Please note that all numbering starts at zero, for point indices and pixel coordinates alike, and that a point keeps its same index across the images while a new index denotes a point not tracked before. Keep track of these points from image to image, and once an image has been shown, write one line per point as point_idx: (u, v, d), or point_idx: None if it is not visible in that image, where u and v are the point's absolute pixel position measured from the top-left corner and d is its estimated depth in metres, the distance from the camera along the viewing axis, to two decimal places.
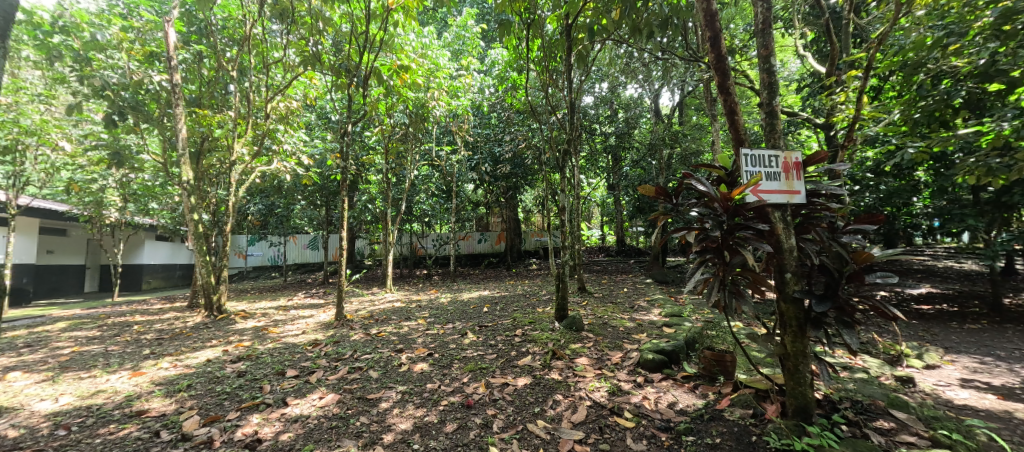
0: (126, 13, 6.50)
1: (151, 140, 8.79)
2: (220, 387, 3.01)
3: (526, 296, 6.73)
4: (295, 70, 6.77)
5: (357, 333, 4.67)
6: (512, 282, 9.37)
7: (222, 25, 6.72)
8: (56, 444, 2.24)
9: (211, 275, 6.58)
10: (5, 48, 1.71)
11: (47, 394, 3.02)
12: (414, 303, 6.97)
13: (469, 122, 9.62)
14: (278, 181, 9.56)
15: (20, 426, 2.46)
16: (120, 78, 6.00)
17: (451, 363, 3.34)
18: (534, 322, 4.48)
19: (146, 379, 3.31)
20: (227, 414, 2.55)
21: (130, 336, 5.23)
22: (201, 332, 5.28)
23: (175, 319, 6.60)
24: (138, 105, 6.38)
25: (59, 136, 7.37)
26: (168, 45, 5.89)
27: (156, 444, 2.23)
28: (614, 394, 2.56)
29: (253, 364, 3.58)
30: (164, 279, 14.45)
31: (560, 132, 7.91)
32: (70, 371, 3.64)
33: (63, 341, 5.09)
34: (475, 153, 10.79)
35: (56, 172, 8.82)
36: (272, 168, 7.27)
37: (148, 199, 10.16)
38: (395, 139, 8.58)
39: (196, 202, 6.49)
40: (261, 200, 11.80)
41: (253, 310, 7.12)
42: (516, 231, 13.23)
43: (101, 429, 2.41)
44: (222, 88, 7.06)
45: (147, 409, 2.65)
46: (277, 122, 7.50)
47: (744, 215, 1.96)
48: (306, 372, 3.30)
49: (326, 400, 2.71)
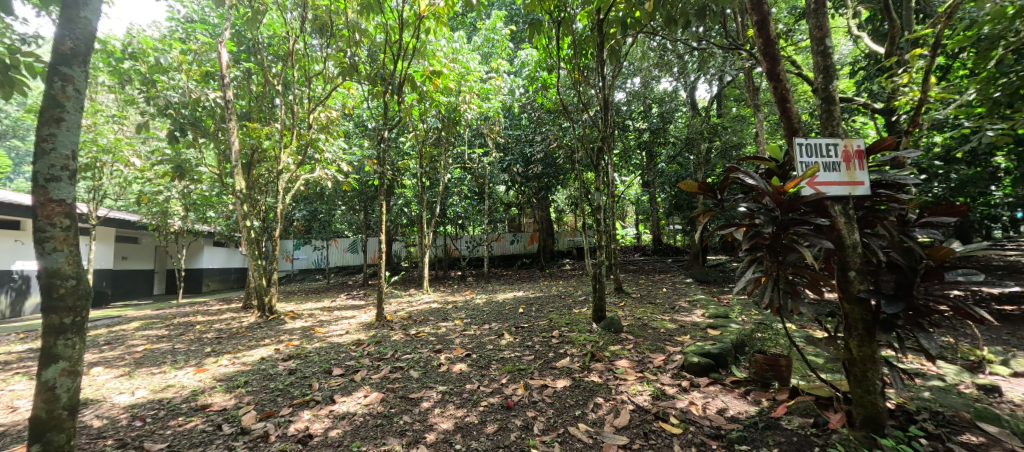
0: (185, 37, 7.14)
1: (207, 154, 9.52)
2: (274, 384, 3.19)
3: (562, 297, 6.66)
4: (334, 81, 7.07)
5: (398, 334, 4.79)
6: (546, 283, 9.32)
7: (268, 43, 7.20)
8: (133, 433, 2.45)
9: (263, 278, 7.00)
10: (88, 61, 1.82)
11: (125, 387, 3.31)
12: (451, 304, 7.10)
13: (500, 123, 9.74)
14: (321, 188, 10.10)
15: (104, 417, 2.71)
16: (181, 97, 6.56)
17: (489, 364, 3.36)
18: (571, 323, 4.42)
19: (209, 375, 3.56)
20: (281, 409, 2.69)
21: (193, 335, 5.63)
22: (255, 332, 5.60)
23: (232, 319, 7.08)
24: (196, 122, 6.91)
25: (131, 153, 8.14)
26: (221, 64, 6.38)
27: (219, 436, 2.39)
28: (658, 398, 2.47)
29: (302, 363, 3.77)
30: (221, 282, 15.61)
31: (593, 130, 7.80)
32: (143, 366, 3.97)
33: (138, 339, 5.58)
34: (507, 155, 10.86)
35: (129, 186, 9.76)
36: (315, 176, 7.76)
37: (206, 208, 10.96)
38: (429, 143, 8.81)
39: (248, 210, 6.99)
40: (305, 207, 12.36)
41: (301, 311, 7.52)
42: (549, 231, 13.17)
43: (171, 421, 2.60)
44: (269, 102, 7.53)
45: (210, 403, 2.85)
46: (318, 132, 7.83)
47: (799, 210, 1.84)
48: (351, 371, 3.43)
49: (370, 399, 2.79)
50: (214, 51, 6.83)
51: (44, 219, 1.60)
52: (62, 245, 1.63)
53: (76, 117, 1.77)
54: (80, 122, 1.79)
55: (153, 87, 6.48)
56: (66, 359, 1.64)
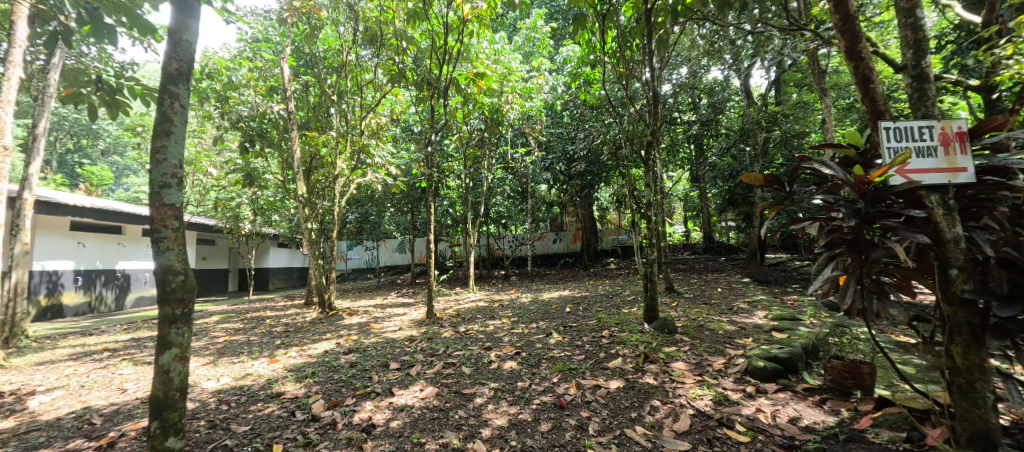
0: (252, 56, 7.79)
1: (272, 162, 10.34)
2: (337, 375, 3.39)
3: (609, 297, 6.51)
4: (383, 89, 7.40)
5: (447, 331, 4.91)
6: (592, 282, 9.17)
7: (324, 56, 7.68)
8: (221, 416, 2.71)
9: (322, 277, 7.47)
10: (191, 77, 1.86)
11: (211, 374, 3.68)
12: (497, 302, 7.18)
13: (542, 122, 9.73)
14: (372, 191, 10.64)
15: (196, 400, 3.04)
16: (250, 110, 7.19)
17: (539, 363, 3.36)
18: (621, 323, 4.31)
19: (280, 366, 3.87)
20: (346, 399, 2.86)
21: (264, 329, 6.15)
22: (317, 327, 6.00)
23: (296, 314, 7.64)
24: (262, 133, 7.52)
25: (208, 164, 9.03)
26: (284, 79, 6.91)
27: (293, 422, 2.59)
28: (720, 404, 2.35)
29: (362, 356, 3.98)
30: (285, 280, 16.90)
31: (640, 124, 7.55)
32: (224, 356, 4.38)
33: (218, 331, 6.18)
34: (550, 154, 10.80)
35: (208, 193, 10.82)
36: (367, 180, 8.17)
37: (272, 212, 11.90)
38: (473, 144, 8.98)
39: (309, 213, 7.51)
40: (357, 209, 13.02)
41: (356, 308, 7.95)
42: (593, 230, 12.96)
43: (252, 406, 2.85)
44: (325, 111, 8.02)
45: (284, 391, 3.09)
46: (370, 138, 8.23)
47: (887, 202, 1.66)
48: (406, 366, 3.57)
49: (426, 393, 2.90)
50: (277, 67, 7.40)
51: (158, 223, 1.69)
52: (173, 244, 1.72)
53: (184, 130, 1.83)
54: (186, 136, 1.85)
55: (226, 103, 7.15)
56: (180, 346, 1.72)
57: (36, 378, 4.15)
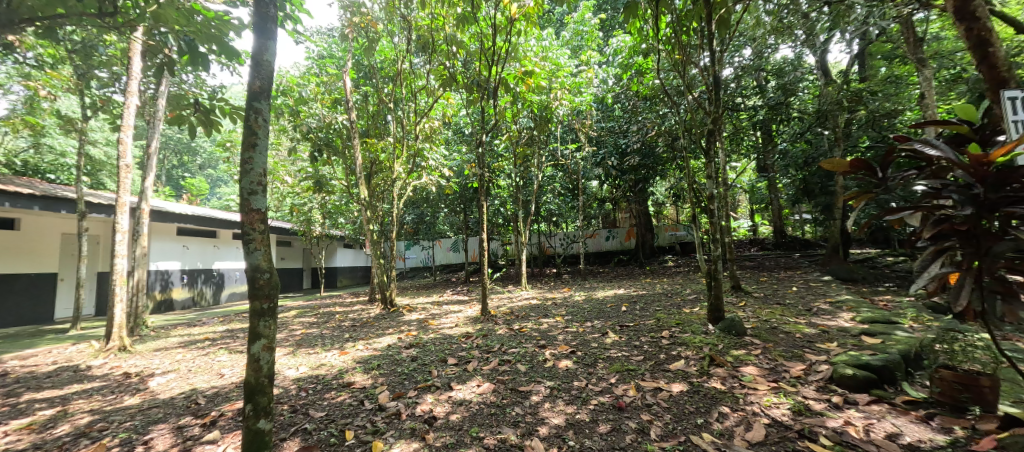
0: (319, 72, 8.44)
1: (338, 169, 11.16)
2: (400, 368, 3.58)
3: (668, 295, 6.22)
4: (435, 94, 7.66)
5: (501, 328, 4.99)
6: (649, 280, 8.81)
7: (381, 67, 8.12)
8: (301, 402, 2.97)
9: (384, 275, 7.92)
10: (268, 93, 2.01)
11: (291, 363, 4.05)
12: (550, 300, 7.15)
13: (592, 117, 9.52)
14: (427, 193, 11.08)
15: (280, 386, 3.36)
16: (318, 122, 7.81)
17: (596, 362, 3.29)
18: (682, 324, 4.10)
19: (350, 357, 4.16)
20: (409, 391, 3.00)
21: (335, 323, 6.65)
22: (381, 322, 6.37)
23: (362, 310, 8.17)
24: (329, 142, 8.13)
25: (284, 173, 9.94)
26: (346, 92, 7.42)
27: (362, 410, 2.77)
28: (801, 414, 2.15)
29: (422, 351, 4.16)
30: (351, 278, 18.15)
31: (698, 113, 7.11)
32: (301, 347, 4.80)
33: (296, 324, 6.79)
34: (601, 149, 10.53)
35: (285, 199, 11.91)
36: (422, 182, 8.51)
37: (338, 215, 12.82)
38: (523, 143, 9.01)
39: (370, 215, 8.00)
40: (413, 210, 13.63)
41: (415, 305, 8.33)
42: (648, 226, 12.45)
43: (326, 394, 3.10)
44: (383, 119, 8.48)
45: (353, 382, 3.31)
46: (424, 142, 8.57)
47: (1016, 185, 1.42)
48: (463, 361, 3.67)
49: (483, 388, 2.96)
50: (340, 81, 7.96)
51: (249, 227, 1.86)
52: (260, 245, 1.86)
53: (266, 141, 1.98)
54: (268, 147, 2.00)
55: (298, 116, 7.83)
56: (267, 337, 1.83)
57: (154, 362, 4.84)
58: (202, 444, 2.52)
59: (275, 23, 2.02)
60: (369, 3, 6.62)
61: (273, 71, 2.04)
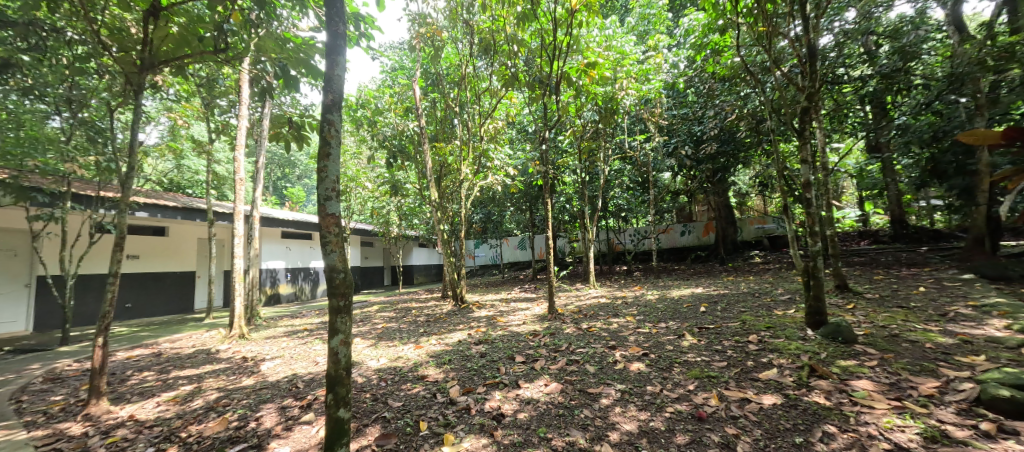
0: (392, 83, 9.02)
1: (411, 173, 11.85)
2: (470, 364, 3.68)
3: (755, 295, 5.62)
4: (498, 94, 7.76)
5: (569, 327, 4.89)
6: (732, 279, 8.06)
7: (447, 73, 8.43)
8: (381, 391, 3.19)
9: (454, 273, 8.23)
10: (338, 106, 2.15)
11: (373, 355, 4.37)
12: (620, 299, 6.86)
13: (663, 104, 8.95)
14: (493, 192, 11.31)
15: (363, 375, 3.64)
16: (392, 130, 8.35)
17: (671, 367, 3.07)
18: (774, 327, 3.66)
19: (424, 351, 4.38)
20: (478, 387, 3.07)
21: (411, 318, 7.07)
22: (452, 318, 6.63)
23: (435, 306, 8.59)
24: (402, 148, 8.64)
25: (365, 179, 10.81)
26: (416, 100, 7.83)
27: (435, 403, 2.88)
28: (935, 441, 1.79)
29: (490, 348, 4.24)
30: (425, 276, 19.25)
31: (789, 90, 6.30)
32: (382, 340, 5.17)
33: (378, 319, 7.34)
34: (673, 138, 9.86)
35: (366, 204, 12.97)
36: (488, 182, 8.66)
37: (412, 217, 13.63)
38: (588, 137, 8.76)
39: (440, 216, 8.36)
40: (481, 210, 13.98)
41: (484, 302, 8.55)
42: (730, 218, 11.39)
43: (403, 385, 3.29)
44: (449, 123, 8.81)
45: (427, 375, 3.48)
46: (489, 142, 8.72)
47: None
48: (531, 359, 3.66)
49: (551, 388, 2.92)
50: (410, 90, 8.42)
51: (325, 231, 2.00)
52: (336, 247, 2.02)
53: (339, 151, 2.13)
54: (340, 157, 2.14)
55: (375, 126, 8.44)
56: (343, 331, 1.97)
57: (265, 349, 5.56)
58: (300, 424, 2.81)
59: (345, 42, 2.15)
60: (434, 13, 6.90)
61: (342, 85, 2.17)
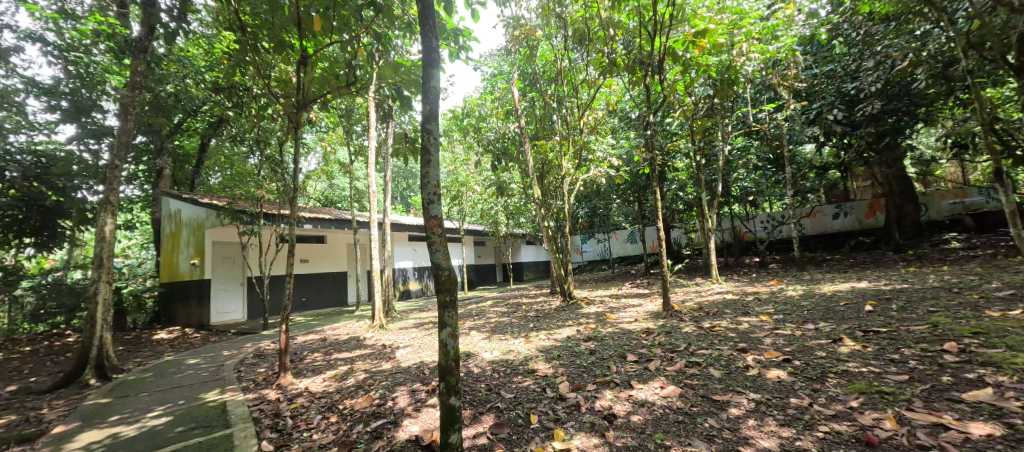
0: (493, 89, 9.44)
1: (515, 173, 12.26)
2: (579, 361, 3.61)
3: (950, 291, 4.34)
4: (596, 84, 7.49)
5: (688, 326, 4.45)
6: (910, 270, 6.38)
7: (544, 71, 8.49)
8: (494, 382, 3.34)
9: (561, 269, 8.23)
10: (436, 115, 2.30)
11: (487, 347, 4.62)
12: (751, 296, 6.00)
13: (797, 64, 7.53)
14: (597, 185, 10.98)
15: (479, 366, 3.87)
16: (495, 134, 8.74)
17: (824, 377, 2.55)
18: (985, 334, 2.77)
19: (534, 346, 4.46)
20: (588, 385, 2.99)
21: (522, 313, 7.29)
22: (561, 314, 6.63)
23: (544, 302, 8.71)
24: (504, 151, 8.99)
25: (474, 183, 11.55)
26: (515, 102, 8.05)
27: (545, 397, 2.91)
28: None
29: (600, 345, 4.11)
30: (534, 272, 19.75)
31: (996, 15, 4.70)
32: (495, 333, 5.44)
33: (492, 313, 7.75)
34: (815, 102, 8.22)
35: (476, 206, 13.85)
36: (591, 176, 8.43)
37: (519, 216, 14.07)
38: (701, 116, 7.86)
39: (545, 213, 8.46)
40: (586, 205, 13.71)
41: (593, 297, 8.38)
42: (906, 194, 9.05)
43: (514, 378, 3.39)
44: (549, 120, 8.86)
45: (536, 369, 3.53)
46: (589, 134, 8.47)
47: None
48: (644, 359, 3.43)
49: (668, 391, 2.69)
50: (509, 93, 8.70)
51: (430, 231, 2.17)
52: (440, 246, 2.17)
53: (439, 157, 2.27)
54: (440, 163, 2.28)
55: (479, 132, 8.93)
56: (449, 324, 2.09)
57: (398, 339, 6.34)
58: (426, 407, 3.12)
59: (439, 54, 2.30)
60: (527, 13, 6.98)
61: (439, 97, 2.32)
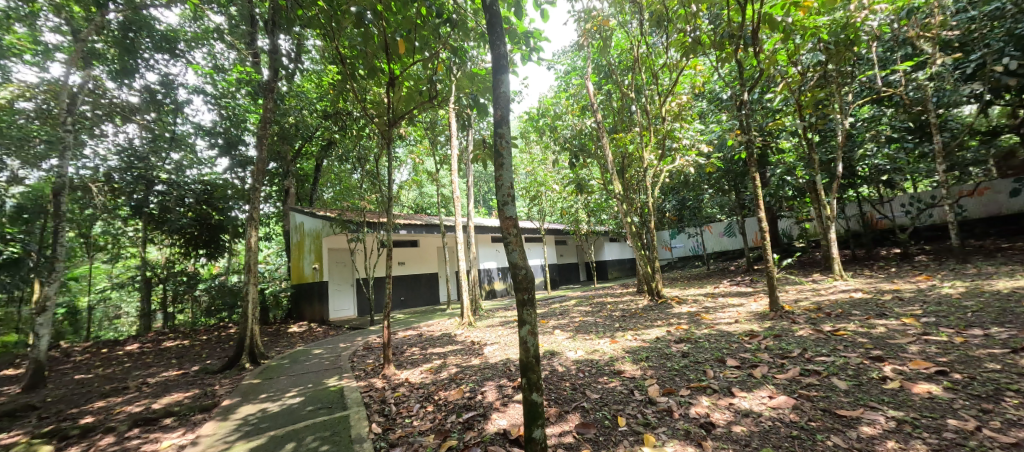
0: (567, 86, 9.33)
1: (594, 169, 11.96)
2: (670, 364, 3.40)
3: None
4: (679, 67, 6.96)
5: (802, 329, 3.90)
6: None
7: (620, 61, 8.14)
8: (579, 381, 3.30)
9: (648, 266, 7.81)
10: (507, 119, 2.35)
11: (572, 347, 4.58)
12: (888, 294, 5.03)
13: (943, 9, 6.12)
14: (685, 176, 10.19)
15: (563, 365, 3.85)
16: (572, 131, 8.63)
17: (998, 397, 2.04)
18: None
19: (620, 346, 4.31)
20: (680, 389, 2.80)
21: (607, 313, 7.07)
22: (650, 314, 6.30)
23: (631, 301, 8.34)
24: (582, 147, 8.83)
25: (552, 182, 11.54)
26: (591, 97, 7.86)
27: (633, 400, 2.79)
28: None
29: (694, 347, 3.81)
30: (619, 271, 19.04)
31: None
32: (580, 333, 5.37)
33: (576, 313, 7.66)
34: (972, 53, 6.60)
35: (556, 205, 13.81)
36: (677, 166, 7.86)
37: (600, 213, 13.70)
38: (809, 87, 6.83)
39: (627, 208, 8.11)
40: (673, 197, 12.80)
41: (685, 296, 7.79)
42: None
43: (600, 379, 3.32)
44: (628, 111, 8.48)
45: (623, 371, 3.40)
46: (673, 121, 7.90)
47: None
48: (747, 365, 3.10)
49: (778, 401, 2.39)
50: (584, 88, 8.52)
51: (506, 232, 2.22)
52: (516, 246, 2.21)
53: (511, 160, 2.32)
54: (513, 165, 2.33)
55: (555, 130, 8.89)
56: (529, 322, 2.13)
57: (486, 336, 6.61)
58: (513, 402, 3.20)
59: (508, 58, 2.36)
60: (600, 4, 6.76)
61: (509, 100, 2.37)
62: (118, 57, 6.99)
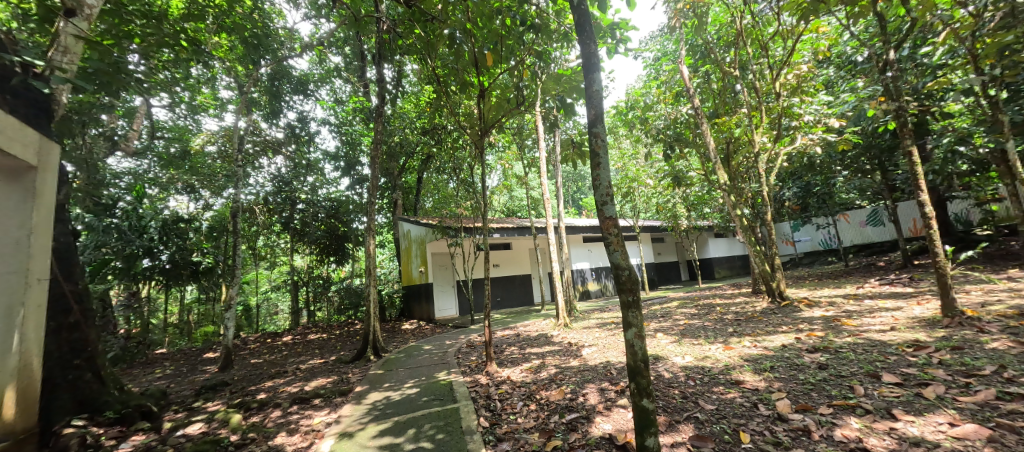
0: (658, 73, 8.75)
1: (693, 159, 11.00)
2: (803, 376, 2.94)
3: None
4: (794, 34, 6.03)
5: (997, 341, 3.05)
6: None
7: (719, 37, 7.37)
8: (690, 390, 3.06)
9: (765, 264, 6.90)
10: (601, 118, 2.29)
11: (679, 352, 4.26)
12: None
13: None
14: (809, 157, 8.77)
15: (671, 371, 3.60)
16: (666, 121, 8.07)
17: None
18: None
19: (737, 353, 3.88)
20: (820, 407, 2.41)
21: (717, 316, 6.43)
22: (771, 318, 5.56)
23: (745, 303, 7.46)
24: (678, 137, 8.18)
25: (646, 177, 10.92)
26: (686, 81, 7.25)
27: (758, 414, 2.48)
28: None
29: (835, 358, 3.24)
30: (728, 269, 17.19)
31: None
32: (687, 337, 4.97)
33: (679, 315, 7.12)
34: None
35: (650, 201, 13.05)
36: (798, 146, 6.81)
37: (703, 206, 12.53)
38: (987, 31, 5.35)
39: (735, 199, 7.28)
40: (794, 183, 11.10)
41: (817, 298, 6.68)
42: None
43: (715, 388, 3.02)
44: (731, 91, 7.63)
45: (743, 381, 3.05)
46: (790, 97, 6.87)
47: None
48: (913, 383, 2.53)
49: (963, 430, 1.91)
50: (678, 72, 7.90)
51: (607, 232, 2.17)
52: (617, 246, 2.13)
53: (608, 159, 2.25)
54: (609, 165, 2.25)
55: (646, 121, 8.41)
56: (632, 324, 2.04)
57: (583, 338, 6.52)
58: (617, 407, 3.10)
59: (598, 56, 2.30)
60: None
61: (603, 98, 2.30)
62: (269, 102, 8.57)
